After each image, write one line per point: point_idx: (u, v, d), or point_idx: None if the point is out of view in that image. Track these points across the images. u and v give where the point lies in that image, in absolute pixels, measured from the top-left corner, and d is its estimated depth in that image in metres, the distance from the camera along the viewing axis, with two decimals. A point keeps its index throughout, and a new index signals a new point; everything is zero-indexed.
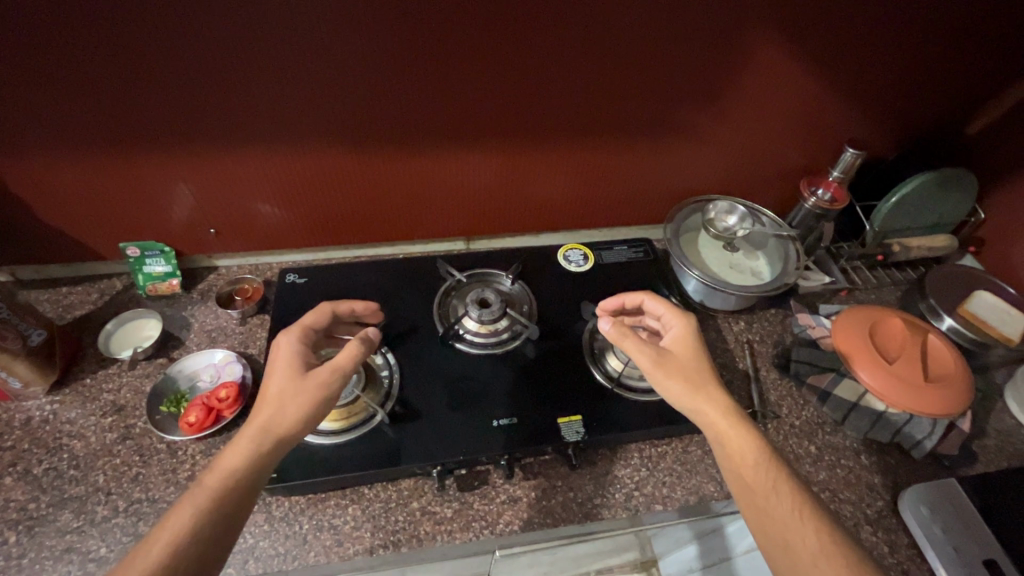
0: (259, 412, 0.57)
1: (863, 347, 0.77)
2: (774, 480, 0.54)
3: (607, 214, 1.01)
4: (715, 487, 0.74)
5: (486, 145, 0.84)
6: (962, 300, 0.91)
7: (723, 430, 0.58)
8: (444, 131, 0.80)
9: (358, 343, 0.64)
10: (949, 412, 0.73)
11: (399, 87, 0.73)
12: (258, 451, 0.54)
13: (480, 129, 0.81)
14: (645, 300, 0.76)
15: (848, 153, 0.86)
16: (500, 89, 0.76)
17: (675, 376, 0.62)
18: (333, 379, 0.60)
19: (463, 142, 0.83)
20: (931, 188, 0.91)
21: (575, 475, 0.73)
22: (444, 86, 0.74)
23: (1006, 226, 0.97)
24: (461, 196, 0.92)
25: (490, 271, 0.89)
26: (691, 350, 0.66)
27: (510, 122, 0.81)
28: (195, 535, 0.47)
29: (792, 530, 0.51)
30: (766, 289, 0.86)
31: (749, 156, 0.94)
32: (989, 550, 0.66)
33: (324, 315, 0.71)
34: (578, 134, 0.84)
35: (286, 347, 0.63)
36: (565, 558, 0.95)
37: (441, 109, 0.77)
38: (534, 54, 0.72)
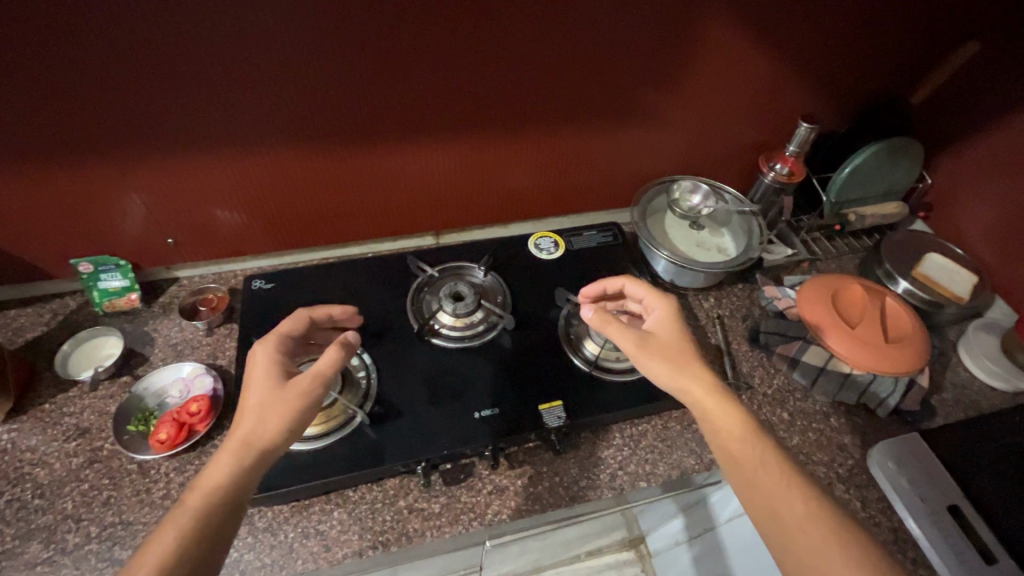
0: (240, 425, 0.55)
1: (827, 315, 0.81)
2: (754, 447, 0.56)
3: (575, 200, 1.01)
4: (695, 460, 0.76)
5: (451, 136, 0.83)
6: (916, 263, 0.96)
7: (705, 403, 0.60)
8: (408, 125, 0.80)
9: (337, 347, 0.62)
10: (907, 370, 0.76)
11: (359, 82, 0.72)
12: (241, 464, 0.52)
13: (445, 119, 0.80)
14: (626, 284, 0.76)
15: (803, 127, 0.89)
16: (462, 80, 0.75)
17: (659, 357, 0.64)
18: (315, 387, 0.59)
19: (427, 134, 0.82)
20: (881, 158, 0.95)
21: (560, 460, 0.74)
22: (404, 78, 0.73)
23: (951, 190, 1.02)
24: (427, 189, 0.91)
25: (461, 264, 0.88)
26: (674, 331, 0.67)
27: (473, 112, 0.80)
28: (180, 556, 0.46)
29: (774, 493, 0.53)
30: (732, 265, 0.88)
31: (711, 134, 0.95)
32: (950, 496, 0.70)
33: (300, 322, 0.68)
34: (543, 121, 0.85)
35: (264, 356, 0.62)
36: (557, 542, 0.97)
37: (403, 102, 0.76)
38: (493, 42, 0.72)
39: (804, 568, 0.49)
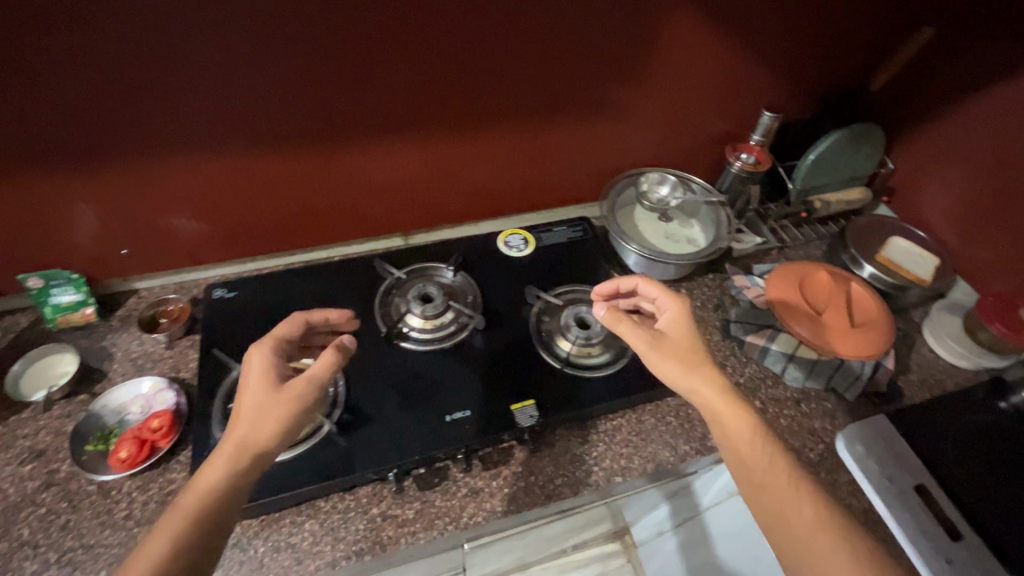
0: (235, 428, 0.54)
1: (794, 303, 0.82)
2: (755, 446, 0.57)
3: (546, 195, 1.00)
4: (670, 452, 0.76)
5: (418, 135, 0.82)
6: (880, 248, 0.97)
7: (713, 406, 0.60)
8: (372, 125, 0.78)
9: (333, 352, 0.62)
10: (872, 354, 0.78)
11: (319, 82, 0.70)
12: (236, 468, 0.52)
13: (412, 118, 0.79)
14: (638, 283, 0.75)
15: (766, 116, 0.90)
16: (427, 77, 0.74)
17: (670, 358, 0.64)
18: (311, 390, 0.58)
19: (394, 134, 0.80)
20: (843, 144, 0.96)
21: (535, 458, 0.74)
22: (367, 77, 0.72)
23: (912, 174, 1.04)
24: (393, 189, 0.89)
25: (429, 264, 0.86)
26: (685, 329, 0.67)
27: (441, 110, 0.79)
28: (173, 559, 0.46)
29: (769, 483, 0.54)
30: (702, 255, 0.88)
31: (678, 126, 0.95)
32: (919, 476, 0.72)
33: (297, 325, 0.67)
34: (511, 117, 0.84)
35: (261, 357, 0.60)
36: (542, 538, 0.96)
37: (368, 101, 0.75)
38: (456, 38, 0.71)
39: (798, 550, 0.51)
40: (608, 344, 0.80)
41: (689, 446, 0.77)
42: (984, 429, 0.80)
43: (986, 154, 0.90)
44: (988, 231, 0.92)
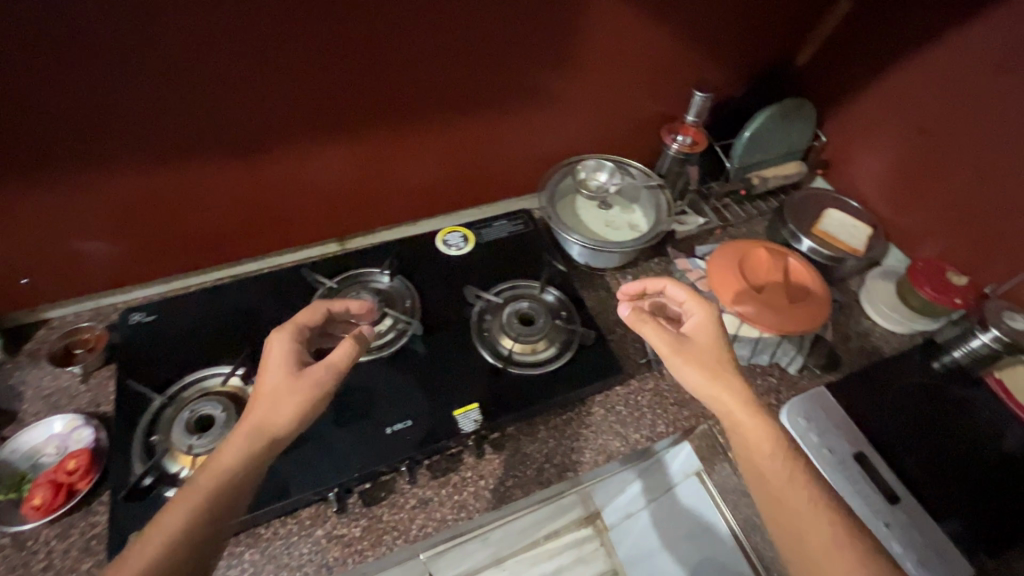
0: (253, 410, 0.55)
1: (733, 282, 0.82)
2: (773, 436, 0.58)
3: (484, 188, 0.97)
4: (621, 442, 0.76)
5: (346, 133, 0.78)
6: (817, 221, 0.99)
7: (734, 415, 0.60)
8: (293, 126, 0.74)
9: (351, 341, 0.60)
10: (813, 325, 0.79)
11: (229, 82, 0.66)
12: (251, 451, 0.52)
13: (338, 116, 0.75)
14: (668, 286, 0.72)
15: (698, 96, 0.89)
16: (345, 75, 0.70)
17: (699, 365, 0.62)
18: (328, 379, 0.58)
19: (321, 134, 0.76)
20: (775, 120, 0.97)
21: (485, 461, 0.72)
22: (281, 75, 0.67)
23: (843, 145, 1.05)
24: (319, 194, 0.85)
25: (364, 271, 0.82)
26: (711, 335, 0.65)
27: (366, 107, 0.76)
28: (188, 533, 0.47)
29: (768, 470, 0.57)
30: (643, 241, 0.88)
31: (612, 110, 0.94)
32: (858, 445, 0.76)
33: (318, 313, 0.65)
34: (444, 109, 0.81)
35: (281, 343, 0.60)
36: (511, 533, 0.95)
37: (287, 101, 0.71)
38: (374, 29, 0.67)
39: (800, 547, 0.54)
40: (553, 338, 0.78)
41: (640, 434, 0.77)
42: (918, 391, 0.83)
43: (910, 123, 0.92)
44: (914, 197, 0.95)
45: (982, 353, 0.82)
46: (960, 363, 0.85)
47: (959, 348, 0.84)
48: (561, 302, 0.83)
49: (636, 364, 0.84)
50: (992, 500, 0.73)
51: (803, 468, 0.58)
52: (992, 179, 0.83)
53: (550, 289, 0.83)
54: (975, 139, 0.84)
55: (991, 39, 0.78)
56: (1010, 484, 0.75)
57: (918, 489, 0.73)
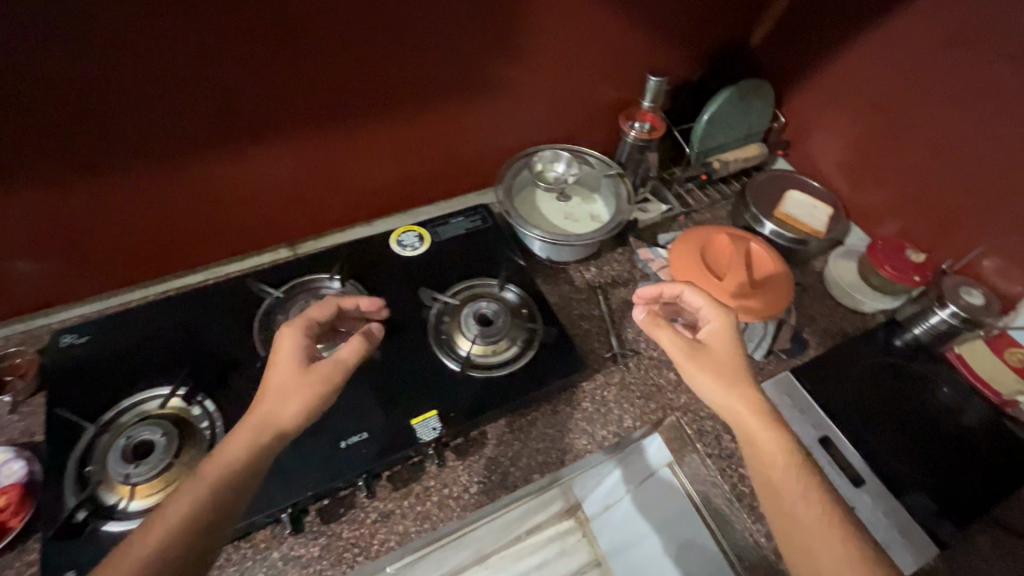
0: (261, 403, 0.56)
1: (695, 271, 0.81)
2: (776, 438, 0.58)
3: (441, 184, 0.94)
4: (587, 439, 0.75)
5: (290, 133, 0.74)
6: (779, 203, 0.98)
7: (745, 420, 0.60)
8: (230, 128, 0.69)
9: (361, 337, 0.62)
10: (774, 311, 0.78)
11: (156, 85, 0.61)
12: (257, 446, 0.54)
13: (279, 116, 0.71)
14: (684, 292, 0.70)
15: (653, 81, 0.87)
16: (283, 75, 0.67)
17: (711, 370, 0.63)
18: (337, 376, 0.59)
19: (261, 135, 0.72)
20: (733, 102, 0.95)
21: (449, 469, 0.70)
22: (212, 75, 0.63)
23: (801, 125, 1.05)
24: (265, 199, 0.81)
25: (312, 277, 0.78)
26: (728, 344, 0.65)
27: (310, 107, 0.72)
28: (189, 523, 0.49)
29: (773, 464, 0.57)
30: (605, 231, 0.86)
31: (568, 98, 0.91)
32: (823, 429, 0.76)
33: (328, 309, 0.65)
34: (394, 104, 0.77)
35: (291, 338, 0.61)
36: (490, 531, 0.92)
37: (222, 102, 0.66)
38: (311, 22, 0.63)
39: (788, 529, 0.55)
40: (515, 336, 0.76)
41: (608, 430, 0.76)
42: (881, 370, 0.83)
43: (866, 101, 0.92)
44: (872, 176, 0.95)
45: (941, 329, 0.83)
46: (921, 340, 0.86)
47: (920, 325, 0.85)
48: (521, 299, 0.80)
49: (602, 358, 0.83)
50: (953, 474, 0.73)
51: (779, 463, 0.57)
52: (946, 156, 0.83)
53: (509, 286, 0.81)
54: (929, 115, 0.84)
55: (942, 14, 0.78)
56: (969, 458, 0.76)
57: (882, 468, 0.73)
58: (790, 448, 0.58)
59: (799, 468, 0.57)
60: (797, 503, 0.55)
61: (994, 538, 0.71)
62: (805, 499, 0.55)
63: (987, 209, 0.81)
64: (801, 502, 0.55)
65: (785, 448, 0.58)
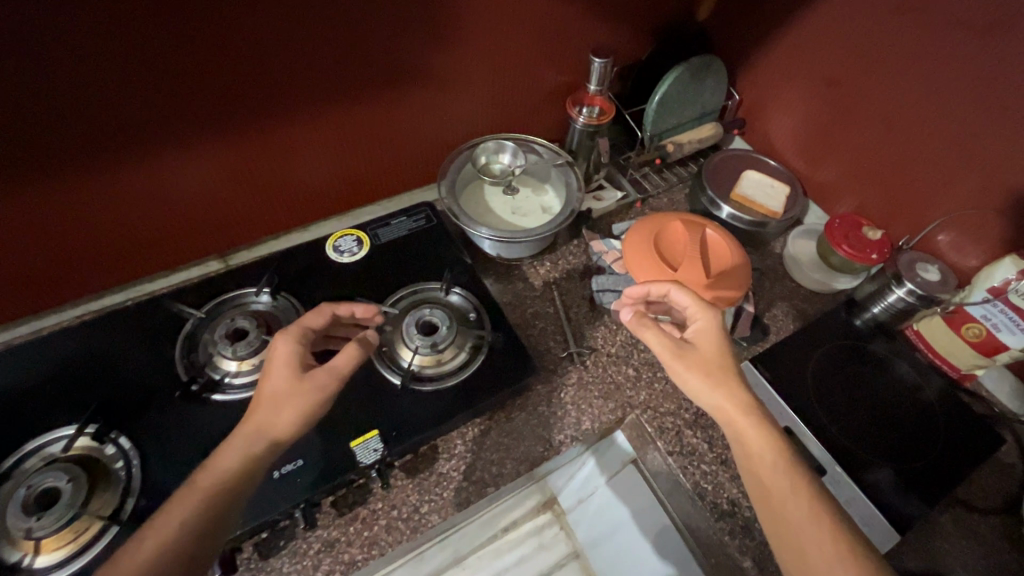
0: (254, 412, 0.55)
1: (652, 261, 0.77)
2: (767, 441, 0.56)
3: (382, 183, 0.89)
4: (545, 446, 0.71)
5: (207, 139, 0.68)
6: (736, 184, 0.95)
7: (735, 423, 0.57)
8: (126, 135, 0.62)
9: (355, 345, 0.60)
10: (728, 302, 0.75)
11: (42, 98, 0.55)
12: (247, 454, 0.53)
13: (182, 119, 0.64)
14: (672, 291, 0.66)
15: (596, 62, 0.82)
16: (193, 78, 0.61)
17: (708, 369, 0.59)
18: (330, 384, 0.58)
19: (165, 141, 0.65)
20: (684, 82, 0.91)
21: (397, 489, 0.66)
22: (93, 78, 0.56)
23: (755, 103, 1.01)
24: (188, 210, 0.75)
25: (237, 294, 0.72)
26: (717, 341, 0.62)
27: (229, 110, 0.66)
28: (181, 535, 0.48)
29: (760, 463, 0.55)
30: (555, 224, 0.80)
31: (509, 84, 0.86)
32: (785, 420, 0.75)
33: (323, 317, 0.63)
34: (317, 99, 0.71)
35: (286, 347, 0.59)
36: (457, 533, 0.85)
37: (111, 107, 0.59)
38: (212, 18, 0.57)
39: (777, 517, 0.52)
40: (461, 343, 0.72)
41: (565, 435, 0.72)
42: (841, 352, 0.82)
43: (817, 75, 0.89)
44: (827, 153, 0.93)
45: (898, 307, 0.82)
46: (880, 318, 0.84)
47: (878, 305, 0.83)
48: (469, 303, 0.76)
49: (558, 359, 0.79)
50: (915, 456, 0.72)
51: (764, 456, 0.55)
52: (898, 132, 0.81)
53: (454, 289, 0.77)
54: (878, 88, 0.81)
55: None
56: (932, 438, 0.74)
57: (845, 455, 0.71)
58: (771, 450, 0.55)
59: (776, 466, 0.54)
60: (792, 505, 0.52)
61: (956, 516, 0.71)
62: (800, 506, 0.52)
63: (940, 183, 0.79)
64: (798, 507, 0.52)
65: (765, 450, 0.55)
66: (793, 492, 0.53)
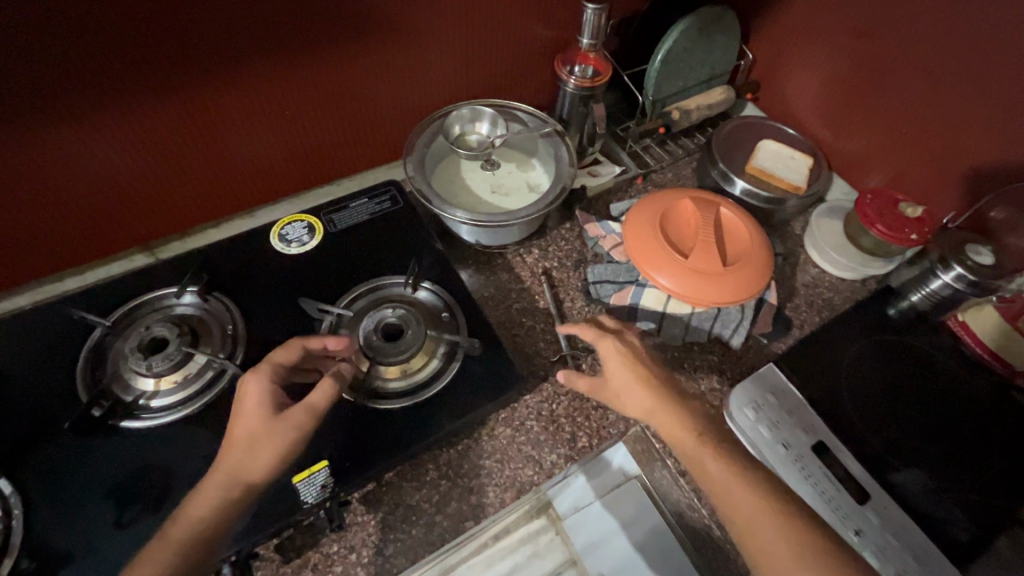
0: (228, 454, 0.48)
1: (657, 246, 0.65)
2: (752, 487, 0.48)
3: (341, 159, 0.76)
4: (534, 469, 0.60)
5: (110, 103, 0.54)
6: (750, 156, 0.83)
7: (705, 459, 0.50)
8: (4, 100, 0.49)
9: (331, 380, 0.51)
10: (763, 284, 0.64)
11: None
12: (224, 502, 0.46)
13: (77, 79, 0.51)
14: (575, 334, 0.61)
15: (589, 10, 0.69)
16: (74, 19, 0.47)
17: (648, 390, 0.55)
18: (306, 424, 0.49)
19: (58, 106, 0.52)
20: (691, 36, 0.78)
21: (357, 527, 0.55)
22: None
23: (773, 61, 0.88)
24: (99, 195, 0.61)
25: (157, 295, 0.60)
26: (622, 367, 0.56)
27: (132, 65, 0.53)
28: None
29: (747, 510, 0.47)
30: (541, 205, 0.68)
31: (485, 42, 0.73)
32: (817, 433, 0.63)
33: (295, 352, 0.53)
34: (249, 53, 0.57)
35: (257, 386, 0.50)
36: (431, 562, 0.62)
37: None
38: None
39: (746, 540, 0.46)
40: (431, 349, 0.60)
41: (558, 455, 0.61)
42: (876, 350, 0.71)
43: (846, 27, 0.76)
44: (857, 118, 0.80)
45: (943, 296, 0.70)
46: (918, 308, 0.73)
47: (918, 292, 0.72)
48: (439, 299, 0.64)
49: (548, 363, 0.67)
50: (966, 474, 0.62)
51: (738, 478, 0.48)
52: (944, 92, 0.69)
53: (422, 284, 0.65)
54: (918, 42, 0.68)
55: None
56: (986, 451, 0.64)
57: (883, 475, 0.61)
58: (766, 495, 0.47)
59: (795, 523, 0.46)
60: (800, 565, 0.44)
61: None
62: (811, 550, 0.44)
63: (992, 155, 0.68)
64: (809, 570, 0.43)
65: (761, 493, 0.47)
66: (799, 554, 0.44)
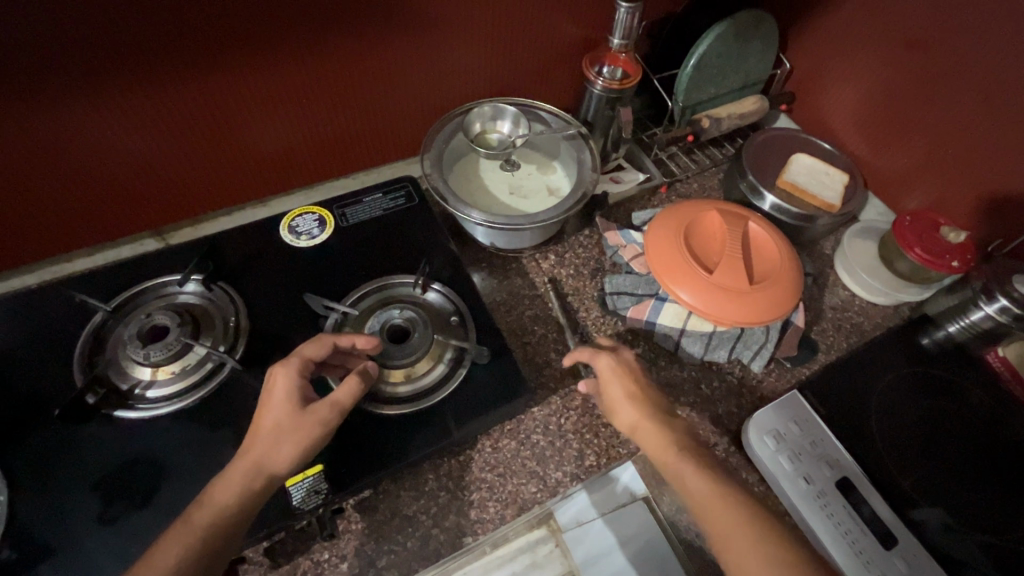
0: (253, 444, 0.46)
1: (679, 257, 0.62)
2: (725, 509, 0.44)
3: (359, 151, 0.74)
4: (537, 486, 0.57)
5: (127, 84, 0.53)
6: (783, 169, 0.79)
7: (684, 477, 0.47)
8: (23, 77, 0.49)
9: (357, 378, 0.48)
10: (791, 305, 0.61)
11: None
12: (243, 497, 0.44)
13: (98, 58, 0.50)
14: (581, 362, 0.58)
15: (622, 8, 0.66)
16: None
17: (648, 407, 0.52)
18: (332, 422, 0.47)
19: (78, 85, 0.51)
20: (727, 41, 0.74)
21: (350, 535, 0.53)
22: None
23: (811, 73, 0.85)
24: (113, 178, 0.61)
25: (161, 283, 0.58)
26: (623, 380, 0.54)
27: (150, 46, 0.51)
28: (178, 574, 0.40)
29: (729, 535, 0.43)
30: (560, 210, 0.65)
31: (511, 39, 0.70)
32: (841, 468, 0.59)
33: (325, 347, 0.51)
34: (269, 39, 0.56)
35: (285, 378, 0.48)
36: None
37: None
38: None
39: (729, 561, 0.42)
40: (438, 354, 0.58)
41: (563, 473, 0.58)
42: (905, 382, 0.67)
43: (894, 38, 0.72)
44: (900, 135, 0.76)
45: (985, 327, 0.66)
46: (955, 340, 0.69)
47: (956, 322, 0.68)
48: (449, 303, 0.62)
49: (559, 375, 0.64)
50: (1003, 522, 0.57)
51: (750, 502, 0.45)
52: (998, 109, 0.64)
53: (432, 285, 0.62)
54: (974, 56, 0.64)
55: None
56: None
57: (913, 517, 0.57)
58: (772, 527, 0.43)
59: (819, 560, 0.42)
60: None
61: None
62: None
63: None
64: None
65: (772, 524, 0.43)
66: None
